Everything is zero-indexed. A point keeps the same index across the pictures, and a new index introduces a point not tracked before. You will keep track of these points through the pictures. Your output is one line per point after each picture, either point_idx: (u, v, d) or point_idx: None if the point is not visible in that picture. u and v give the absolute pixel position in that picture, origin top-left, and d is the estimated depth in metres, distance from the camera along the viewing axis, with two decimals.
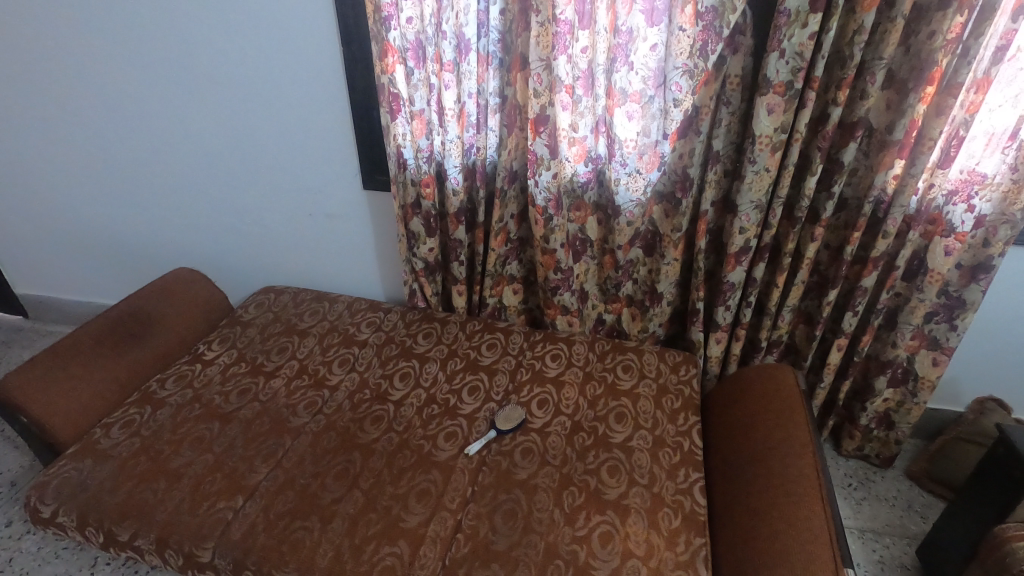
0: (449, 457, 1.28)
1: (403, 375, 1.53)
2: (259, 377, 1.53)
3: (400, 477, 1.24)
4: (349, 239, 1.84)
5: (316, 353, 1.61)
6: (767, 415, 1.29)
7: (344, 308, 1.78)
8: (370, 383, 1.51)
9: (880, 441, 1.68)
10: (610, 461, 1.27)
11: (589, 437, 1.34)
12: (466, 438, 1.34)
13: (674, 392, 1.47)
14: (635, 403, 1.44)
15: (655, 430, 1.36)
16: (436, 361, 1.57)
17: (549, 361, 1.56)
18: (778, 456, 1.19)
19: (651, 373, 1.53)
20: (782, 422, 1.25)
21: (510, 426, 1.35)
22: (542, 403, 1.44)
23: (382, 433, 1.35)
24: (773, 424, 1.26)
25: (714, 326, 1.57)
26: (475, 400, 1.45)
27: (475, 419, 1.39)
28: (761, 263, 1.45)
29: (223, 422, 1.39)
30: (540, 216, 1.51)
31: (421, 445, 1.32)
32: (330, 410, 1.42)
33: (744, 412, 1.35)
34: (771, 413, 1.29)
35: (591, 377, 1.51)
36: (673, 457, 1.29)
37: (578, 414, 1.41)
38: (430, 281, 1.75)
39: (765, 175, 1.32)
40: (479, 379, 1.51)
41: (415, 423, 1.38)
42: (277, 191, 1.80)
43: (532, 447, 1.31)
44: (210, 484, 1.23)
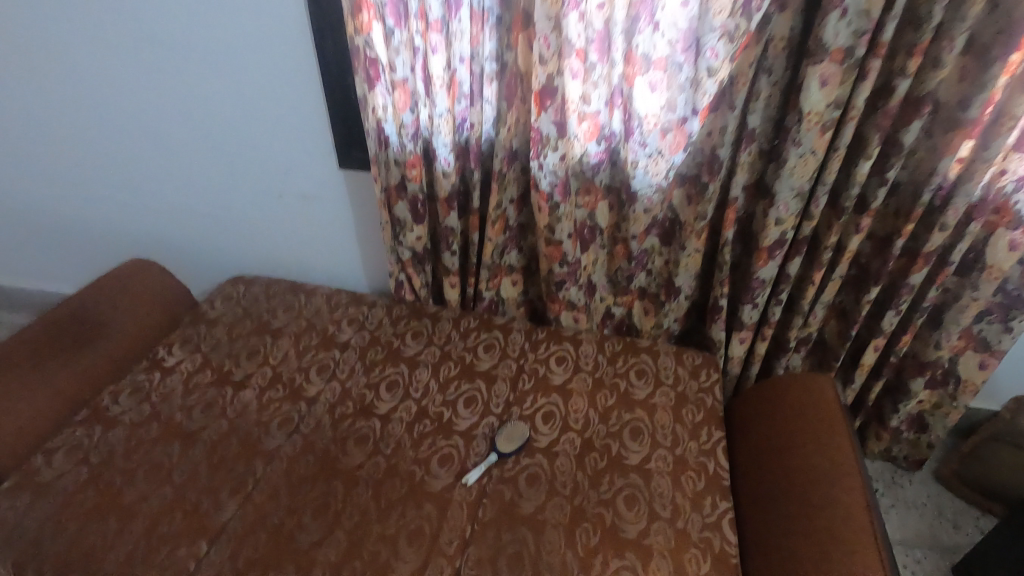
0: (445, 487, 1.13)
1: (390, 383, 1.37)
2: (226, 388, 1.35)
3: (390, 511, 1.09)
4: (326, 225, 1.63)
5: (291, 357, 1.43)
6: (804, 436, 1.15)
7: (323, 301, 1.59)
8: (353, 395, 1.34)
9: (910, 443, 1.55)
10: (627, 490, 1.13)
11: (602, 459, 1.20)
12: (463, 464, 1.18)
13: (694, 402, 1.31)
14: (651, 415, 1.28)
15: (675, 449, 1.21)
16: (428, 367, 1.41)
17: (554, 365, 1.40)
18: (820, 489, 1.05)
19: (668, 380, 1.37)
20: (822, 446, 1.11)
21: (514, 447, 1.20)
22: (548, 416, 1.29)
23: (367, 457, 1.19)
24: (811, 447, 1.12)
25: (738, 326, 1.40)
26: (473, 413, 1.29)
27: (473, 437, 1.24)
28: (797, 258, 1.27)
29: (185, 444, 1.22)
30: (544, 203, 1.31)
31: (412, 472, 1.16)
32: (307, 429, 1.25)
33: (777, 428, 1.21)
34: (810, 434, 1.15)
35: (602, 385, 1.36)
36: (698, 483, 1.15)
37: (589, 430, 1.26)
38: (419, 271, 1.56)
39: (811, 159, 1.12)
40: (476, 388, 1.35)
41: (406, 445, 1.22)
42: (242, 169, 1.58)
43: (538, 472, 1.16)
44: (168, 525, 1.07)
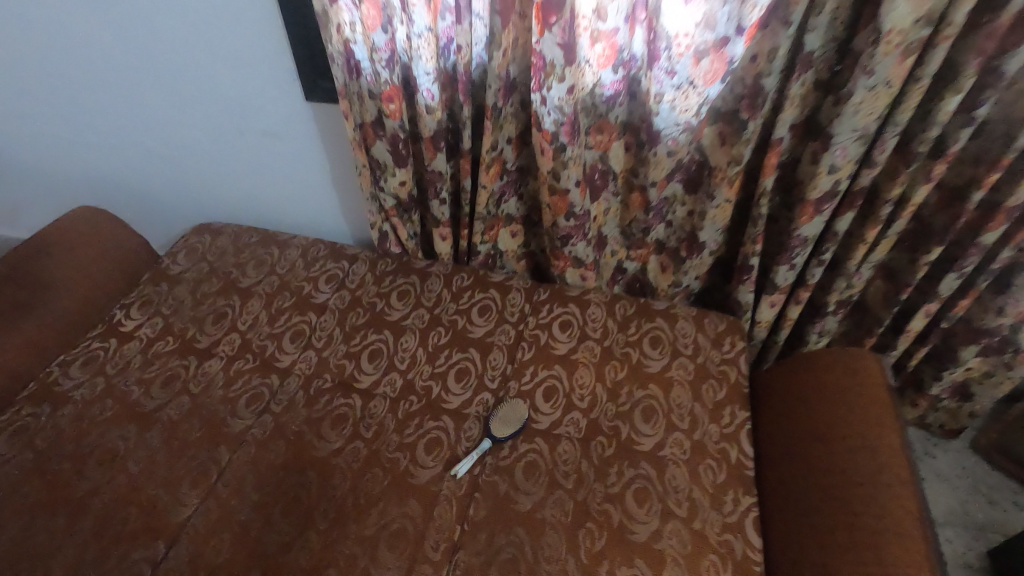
0: (431, 479, 1.00)
1: (372, 352, 1.22)
2: (190, 358, 1.21)
3: (371, 508, 0.97)
4: (297, 168, 1.42)
5: (262, 321, 1.28)
6: (846, 426, 0.99)
7: (297, 255, 1.41)
8: (330, 366, 1.20)
9: (949, 412, 1.40)
10: (638, 484, 0.99)
11: (609, 445, 1.06)
12: (453, 451, 1.05)
13: (715, 376, 1.16)
14: (667, 392, 1.13)
15: (693, 433, 1.07)
16: (415, 333, 1.25)
17: (557, 331, 1.24)
18: (863, 492, 0.90)
19: (687, 350, 1.20)
20: (865, 441, 0.95)
21: (510, 431, 1.06)
22: (549, 393, 1.14)
23: (345, 442, 1.06)
24: (854, 441, 0.96)
25: (770, 288, 1.22)
26: (465, 389, 1.15)
27: (464, 418, 1.10)
28: (850, 213, 1.06)
29: (142, 425, 1.09)
30: (547, 144, 1.10)
31: (395, 460, 1.03)
32: (279, 407, 1.12)
33: (819, 409, 1.04)
34: (853, 424, 0.99)
35: (611, 355, 1.20)
36: (718, 475, 1.01)
37: (596, 409, 1.11)
38: (405, 221, 1.37)
39: (884, 92, 0.89)
40: (469, 359, 1.20)
41: (389, 427, 1.08)
42: (194, 102, 1.34)
43: (537, 462, 1.03)
44: (123, 523, 0.95)
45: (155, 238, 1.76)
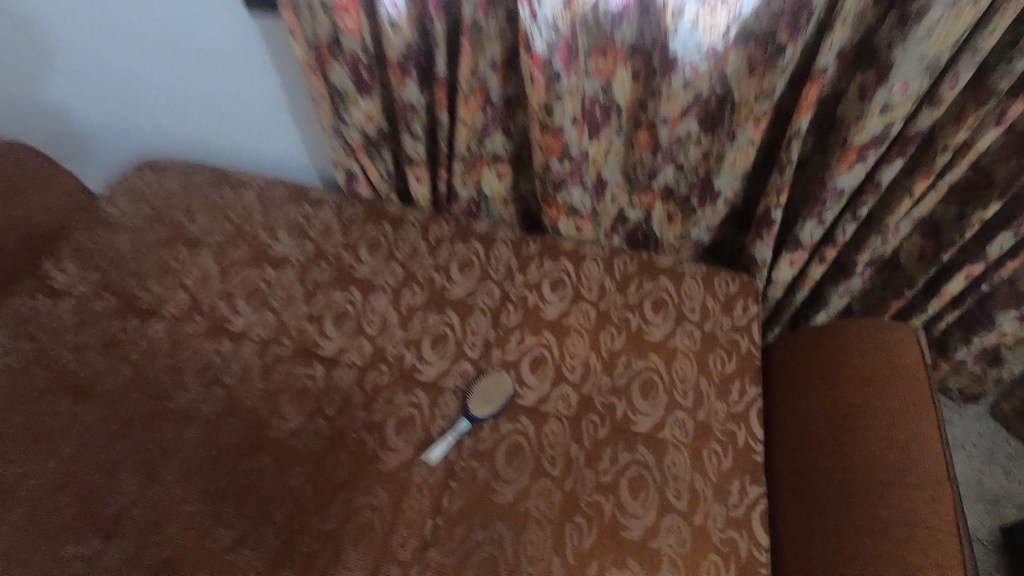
0: (401, 465, 0.89)
1: (337, 314, 1.07)
2: (130, 320, 1.07)
3: (334, 497, 0.86)
4: (247, 96, 1.21)
5: (212, 277, 1.12)
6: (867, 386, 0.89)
7: (253, 197, 1.24)
8: (290, 330, 1.06)
9: (972, 377, 1.29)
10: (633, 472, 0.89)
11: (602, 426, 0.94)
12: (426, 432, 0.93)
13: (724, 346, 1.03)
14: (669, 363, 1.01)
15: (697, 413, 0.95)
16: (386, 292, 1.10)
17: (547, 291, 1.09)
18: (884, 459, 0.82)
19: (693, 314, 1.06)
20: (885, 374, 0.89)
21: (491, 410, 0.94)
22: (537, 364, 1.01)
23: (305, 420, 0.94)
24: (880, 430, 0.84)
25: (792, 245, 1.06)
26: (441, 358, 1.02)
27: (440, 392, 0.98)
28: (898, 161, 0.89)
29: (75, 399, 0.96)
30: (538, 72, 0.89)
31: (361, 442, 0.92)
32: (230, 379, 0.99)
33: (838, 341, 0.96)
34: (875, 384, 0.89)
35: (607, 320, 1.06)
36: (723, 461, 0.90)
37: (588, 383, 0.99)
38: (376, 159, 1.19)
39: (969, 10, 0.70)
40: (447, 323, 1.06)
41: (355, 403, 0.96)
42: (112, 13, 1.10)
43: (522, 444, 0.92)
44: (53, 513, 0.85)
45: (82, 177, 1.54)
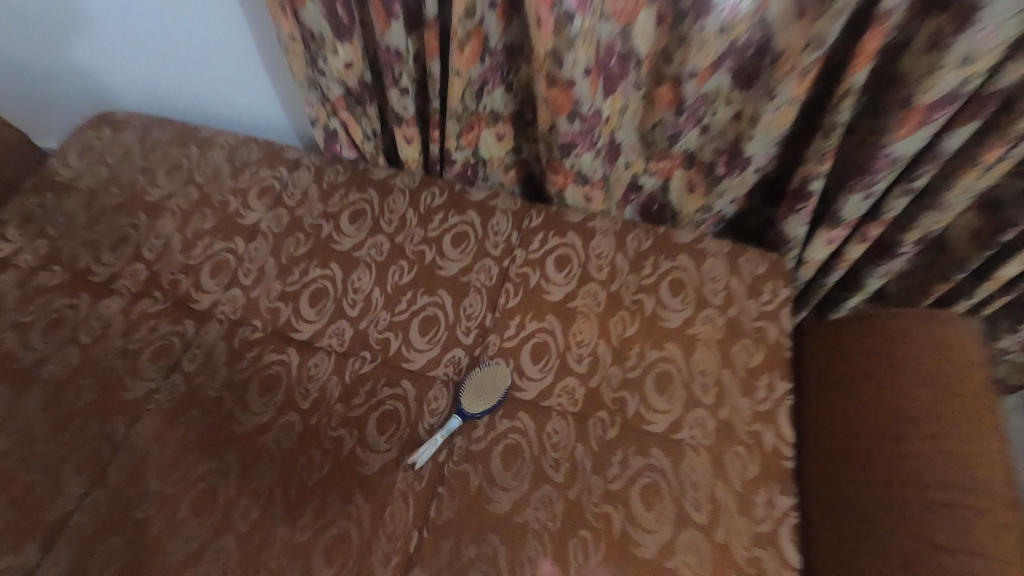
0: (384, 467, 0.79)
1: (315, 292, 0.95)
2: (81, 296, 0.95)
3: (306, 504, 0.76)
4: (211, 43, 1.06)
5: (175, 248, 1.00)
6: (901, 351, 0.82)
7: (222, 158, 1.10)
8: (262, 309, 0.94)
9: (1014, 368, 1.18)
10: (646, 478, 0.79)
11: (611, 425, 0.83)
12: (413, 430, 0.82)
13: (750, 335, 0.91)
14: (688, 354, 0.89)
15: (718, 411, 0.85)
16: (370, 268, 0.98)
17: (551, 270, 0.97)
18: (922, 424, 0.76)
19: (715, 299, 0.95)
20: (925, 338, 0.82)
21: (488, 405, 0.84)
22: (539, 352, 0.90)
23: (277, 414, 0.83)
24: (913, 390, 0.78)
25: (831, 221, 0.94)
26: (432, 344, 0.90)
27: (430, 383, 0.87)
28: (969, 126, 0.76)
29: (17, 387, 0.85)
30: (546, 12, 0.77)
31: (338, 441, 0.81)
32: (193, 365, 0.88)
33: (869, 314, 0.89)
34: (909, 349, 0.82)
35: (619, 303, 0.94)
36: (747, 468, 0.80)
37: (596, 376, 0.88)
38: (359, 116, 1.05)
39: None
40: (438, 305, 0.94)
41: (333, 395, 0.85)
42: None
43: (520, 445, 0.81)
44: None
45: (38, 133, 1.40)
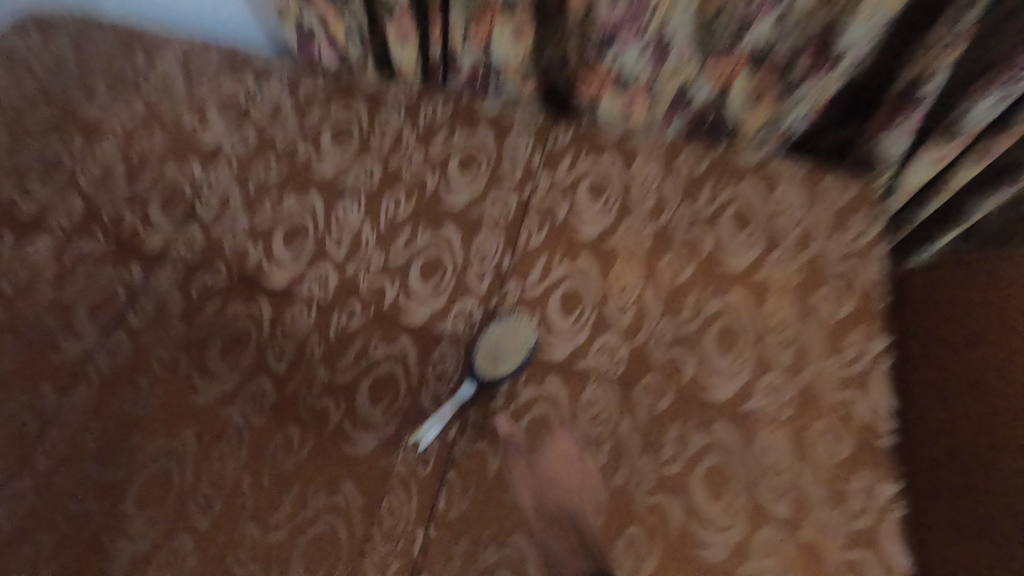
0: (379, 448, 0.63)
1: (290, 229, 0.77)
2: (3, 235, 0.77)
3: (283, 495, 0.61)
4: None
5: (118, 176, 0.81)
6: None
7: (173, 64, 0.89)
8: (225, 250, 0.76)
9: None
10: (709, 461, 0.62)
11: (664, 394, 0.67)
12: (416, 400, 0.66)
13: (835, 280, 0.73)
14: (757, 304, 0.71)
15: (797, 376, 0.67)
16: (359, 199, 0.79)
17: (584, 200, 0.78)
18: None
19: (791, 235, 0.76)
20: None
21: (506, 365, 0.67)
22: (571, 303, 0.72)
23: (244, 380, 0.67)
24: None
25: (946, 132, 0.73)
26: (436, 292, 0.72)
27: (435, 341, 0.69)
28: None
29: None
30: None
31: (321, 413, 0.65)
32: (140, 320, 0.71)
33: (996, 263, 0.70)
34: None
35: (670, 241, 0.75)
36: (837, 447, 0.64)
37: (643, 331, 0.70)
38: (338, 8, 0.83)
39: None
40: (443, 243, 0.75)
41: (315, 356, 0.68)
42: None
43: (549, 418, 0.65)
44: None
45: None
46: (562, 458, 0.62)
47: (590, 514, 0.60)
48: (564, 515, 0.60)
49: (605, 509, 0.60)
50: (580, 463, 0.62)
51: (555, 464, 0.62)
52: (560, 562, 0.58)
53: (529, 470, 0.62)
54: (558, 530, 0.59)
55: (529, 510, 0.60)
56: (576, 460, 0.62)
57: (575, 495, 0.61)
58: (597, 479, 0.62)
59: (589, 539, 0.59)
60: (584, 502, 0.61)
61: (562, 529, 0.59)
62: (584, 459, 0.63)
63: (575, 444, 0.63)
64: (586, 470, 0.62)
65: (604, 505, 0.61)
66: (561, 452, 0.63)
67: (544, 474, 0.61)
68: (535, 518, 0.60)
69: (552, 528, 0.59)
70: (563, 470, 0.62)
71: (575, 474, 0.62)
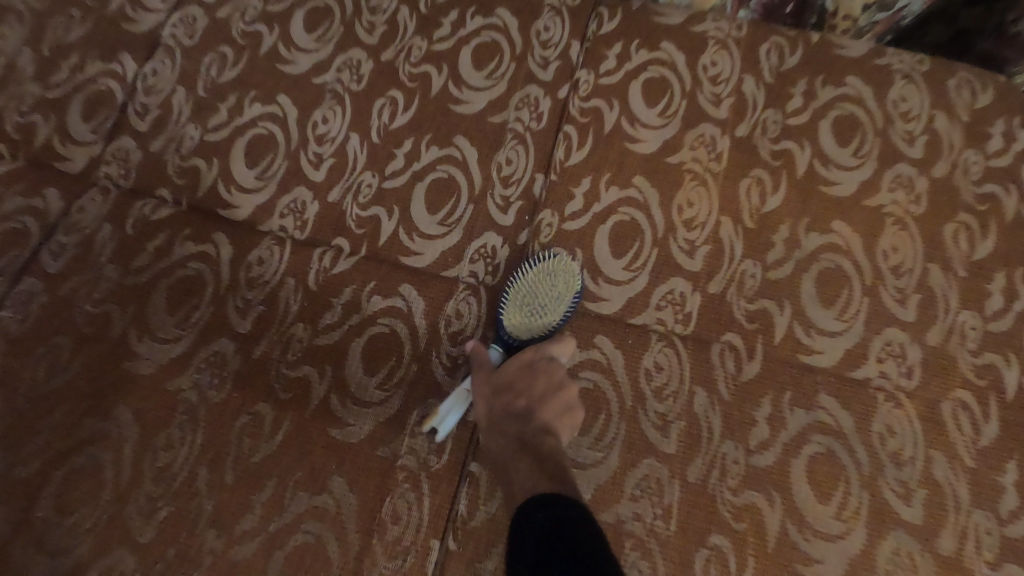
0: (379, 432, 0.48)
1: (253, 143, 0.58)
2: None
3: (251, 494, 0.46)
4: None
5: (22, 71, 0.61)
6: None
7: None
8: (168, 170, 0.57)
9: None
10: (812, 448, 0.48)
11: (751, 358, 0.51)
12: (426, 368, 0.50)
13: (971, 208, 0.56)
14: (871, 240, 0.54)
15: (926, 335, 0.51)
16: (343, 103, 0.60)
17: (640, 103, 0.60)
18: None
19: (913, 149, 0.58)
20: None
21: (547, 320, 0.50)
22: (623, 239, 0.55)
23: (198, 343, 0.50)
24: None
25: None
26: (448, 225, 0.55)
27: (447, 290, 0.53)
28: None
29: None
30: None
31: (299, 385, 0.49)
32: (58, 263, 0.53)
33: None
34: None
35: (754, 158, 0.57)
36: (980, 428, 0.49)
37: (721, 276, 0.53)
38: None
39: None
40: (455, 161, 0.57)
41: (289, 311, 0.52)
42: None
43: (602, 391, 0.50)
44: None
45: None
46: (526, 363, 0.46)
47: (552, 419, 0.45)
48: (517, 417, 0.45)
49: (574, 414, 0.46)
50: (551, 365, 0.47)
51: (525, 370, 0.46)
52: (507, 467, 0.44)
53: (488, 374, 0.47)
54: (505, 431, 0.45)
55: (478, 408, 0.46)
56: (637, 447, 0.48)
57: (636, 494, 0.46)
58: (621, 441, 0.48)
59: (542, 438, 0.44)
60: (547, 403, 0.45)
61: (508, 432, 0.45)
62: (606, 413, 0.49)
63: (595, 395, 0.50)
64: (554, 368, 0.46)
65: (574, 412, 0.46)
66: (619, 439, 0.48)
67: (502, 375, 0.46)
68: (482, 417, 0.46)
69: (499, 430, 0.45)
70: (530, 375, 0.46)
71: (540, 376, 0.46)
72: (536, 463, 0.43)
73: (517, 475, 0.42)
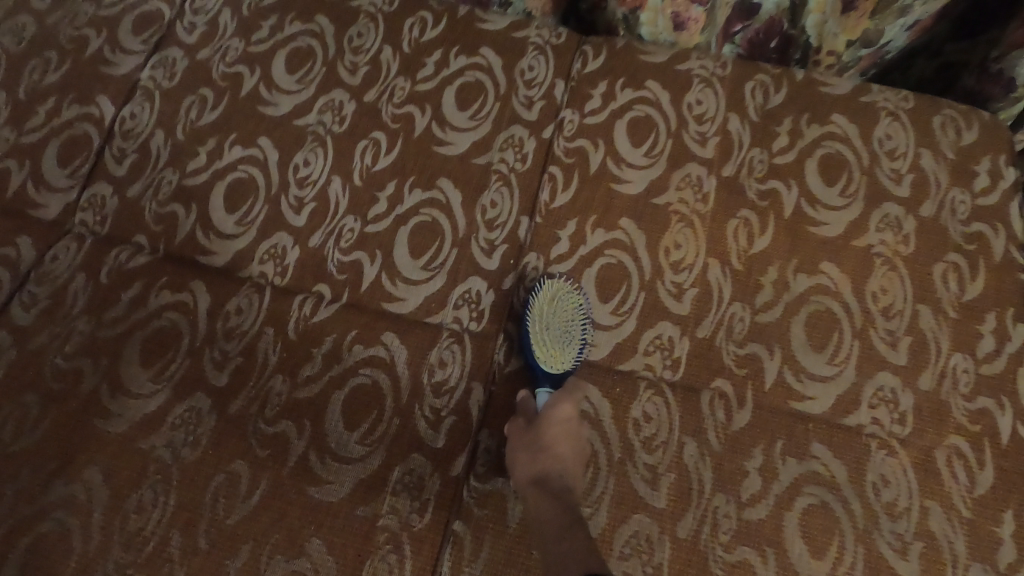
0: (359, 492, 0.46)
1: (232, 187, 0.57)
2: None
3: (226, 560, 0.44)
4: None
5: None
6: None
7: None
8: (144, 217, 0.56)
9: None
10: (806, 500, 0.47)
11: (740, 406, 0.50)
12: (408, 421, 0.49)
13: (961, 247, 0.55)
14: (861, 283, 0.54)
15: (919, 379, 0.50)
16: (324, 145, 0.59)
17: (626, 142, 0.59)
18: None
19: (901, 188, 0.57)
20: None
21: (575, 348, 0.52)
22: (613, 282, 0.54)
23: (172, 399, 0.49)
24: None
25: None
26: (432, 270, 0.54)
27: (430, 338, 0.52)
28: None
29: None
30: None
31: (277, 442, 0.48)
32: (29, 317, 0.52)
33: None
34: None
35: (741, 198, 0.57)
36: (976, 476, 0.48)
37: (710, 319, 0.53)
38: None
39: None
40: (439, 204, 0.56)
41: (267, 362, 0.50)
42: None
43: (591, 446, 0.48)
44: None
45: None
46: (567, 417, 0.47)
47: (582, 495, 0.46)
48: (557, 482, 0.45)
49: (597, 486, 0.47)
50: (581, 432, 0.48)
51: (542, 427, 0.46)
52: (548, 536, 0.42)
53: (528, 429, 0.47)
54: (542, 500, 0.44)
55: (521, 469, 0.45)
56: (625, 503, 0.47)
57: (626, 553, 0.45)
58: (610, 496, 0.47)
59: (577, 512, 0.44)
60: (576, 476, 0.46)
61: (550, 499, 0.44)
62: (597, 469, 0.48)
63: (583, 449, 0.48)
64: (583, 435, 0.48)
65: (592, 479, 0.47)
66: (608, 494, 0.47)
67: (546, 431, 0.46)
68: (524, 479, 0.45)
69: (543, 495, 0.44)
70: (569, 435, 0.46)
71: (577, 437, 0.47)
72: (584, 533, 0.42)
73: (568, 543, 0.41)
